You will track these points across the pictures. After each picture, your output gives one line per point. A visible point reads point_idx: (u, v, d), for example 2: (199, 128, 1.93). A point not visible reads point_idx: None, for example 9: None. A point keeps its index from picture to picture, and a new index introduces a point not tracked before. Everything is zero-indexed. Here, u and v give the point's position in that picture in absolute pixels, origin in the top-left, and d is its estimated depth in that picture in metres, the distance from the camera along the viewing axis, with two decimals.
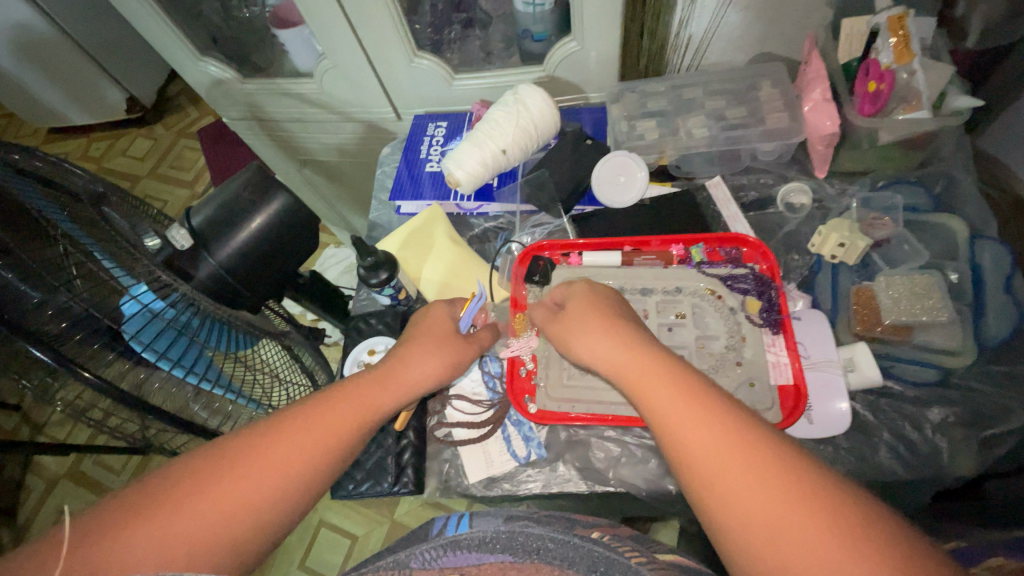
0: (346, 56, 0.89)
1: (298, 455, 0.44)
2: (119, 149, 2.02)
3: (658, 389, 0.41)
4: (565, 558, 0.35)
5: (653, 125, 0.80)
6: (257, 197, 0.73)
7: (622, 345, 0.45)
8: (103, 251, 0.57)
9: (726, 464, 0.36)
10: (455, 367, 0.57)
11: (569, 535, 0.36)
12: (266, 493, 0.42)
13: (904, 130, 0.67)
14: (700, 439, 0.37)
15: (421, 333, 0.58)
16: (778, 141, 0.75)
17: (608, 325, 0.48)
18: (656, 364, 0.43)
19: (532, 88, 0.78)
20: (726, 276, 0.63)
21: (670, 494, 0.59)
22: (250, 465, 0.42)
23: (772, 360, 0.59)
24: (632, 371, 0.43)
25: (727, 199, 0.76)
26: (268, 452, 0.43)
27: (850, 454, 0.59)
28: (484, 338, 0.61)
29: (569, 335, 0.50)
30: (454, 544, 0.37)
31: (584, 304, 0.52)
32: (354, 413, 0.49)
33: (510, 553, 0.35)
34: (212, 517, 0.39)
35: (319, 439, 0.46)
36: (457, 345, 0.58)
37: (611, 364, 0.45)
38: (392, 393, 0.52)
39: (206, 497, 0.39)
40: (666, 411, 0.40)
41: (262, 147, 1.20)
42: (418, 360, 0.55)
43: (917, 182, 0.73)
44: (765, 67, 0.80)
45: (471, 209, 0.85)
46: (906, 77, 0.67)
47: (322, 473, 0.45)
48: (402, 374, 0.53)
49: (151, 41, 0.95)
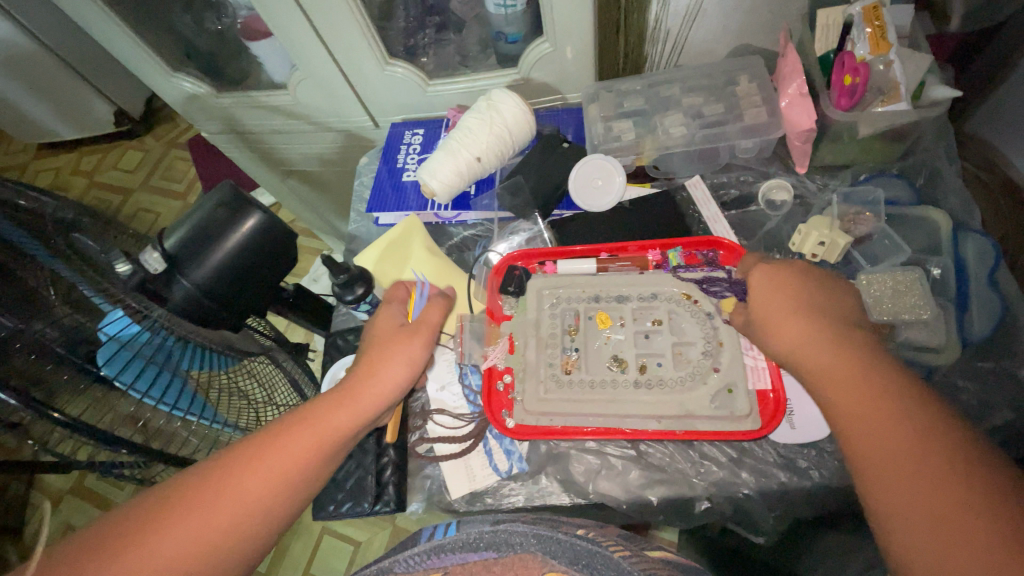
0: (317, 67, 0.87)
1: (260, 480, 0.47)
2: (109, 162, 2.01)
3: (848, 394, 0.43)
4: (548, 550, 0.35)
5: (629, 125, 0.78)
6: (232, 214, 0.68)
7: (813, 334, 0.47)
8: (84, 281, 0.58)
9: (904, 471, 0.38)
10: (414, 364, 0.57)
11: (553, 532, 0.36)
12: (229, 517, 0.44)
13: (883, 122, 0.66)
14: (883, 451, 0.40)
15: (376, 339, 0.58)
16: (756, 137, 0.73)
17: (802, 318, 0.49)
18: (855, 372, 0.44)
19: (505, 93, 0.76)
20: (702, 280, 0.62)
21: (650, 504, 0.59)
22: (218, 489, 0.45)
23: (749, 364, 0.58)
24: (816, 363, 0.46)
25: (707, 199, 0.74)
26: (231, 480, 0.46)
27: (832, 458, 0.57)
28: (432, 317, 0.60)
29: (765, 323, 0.51)
30: (439, 547, 0.36)
31: (775, 290, 0.52)
32: (317, 433, 0.50)
33: (494, 549, 0.36)
34: (177, 544, 0.42)
35: (281, 463, 0.48)
36: (411, 343, 0.57)
37: (789, 354, 0.49)
38: (353, 408, 0.53)
39: (184, 517, 0.43)
40: (850, 415, 0.42)
41: (244, 160, 1.19)
42: (376, 369, 0.55)
43: (899, 174, 0.71)
44: (742, 60, 0.78)
45: (449, 218, 0.84)
46: (883, 69, 0.64)
47: (287, 494, 0.47)
48: (362, 386, 0.54)
49: (122, 59, 0.94)
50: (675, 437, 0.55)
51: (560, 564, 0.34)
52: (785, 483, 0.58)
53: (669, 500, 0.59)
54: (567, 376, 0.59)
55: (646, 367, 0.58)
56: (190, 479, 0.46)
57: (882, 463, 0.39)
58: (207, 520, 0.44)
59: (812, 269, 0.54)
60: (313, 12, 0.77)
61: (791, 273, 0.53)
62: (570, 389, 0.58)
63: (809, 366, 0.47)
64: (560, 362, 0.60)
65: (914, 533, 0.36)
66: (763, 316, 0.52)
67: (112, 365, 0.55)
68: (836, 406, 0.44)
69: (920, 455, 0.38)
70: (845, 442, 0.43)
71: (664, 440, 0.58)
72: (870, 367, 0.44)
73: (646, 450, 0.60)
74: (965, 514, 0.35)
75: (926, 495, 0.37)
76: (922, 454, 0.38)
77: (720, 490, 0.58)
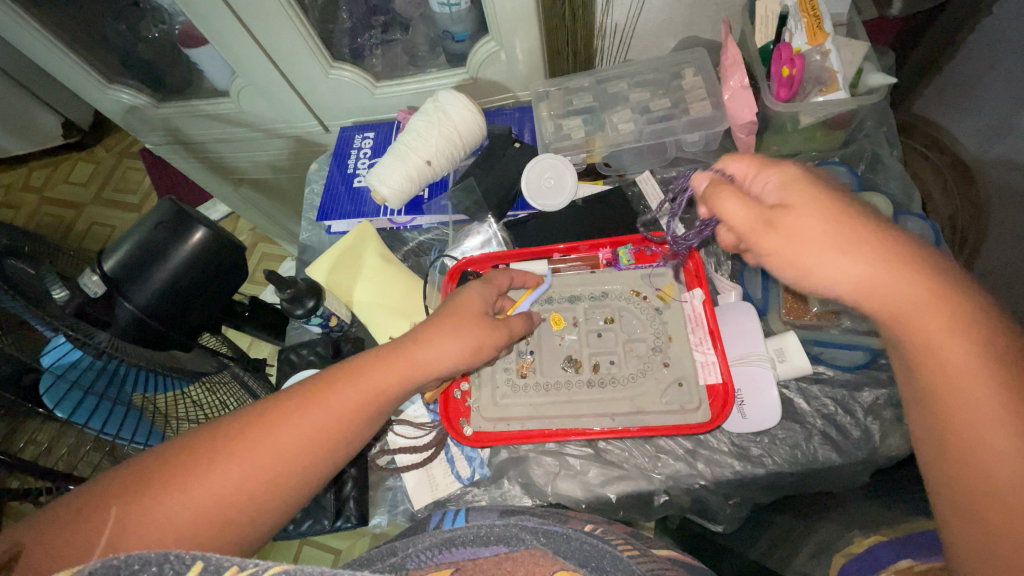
0: (259, 73, 0.85)
1: (296, 437, 0.41)
2: (59, 177, 1.93)
3: (947, 338, 0.34)
4: (558, 549, 0.34)
5: (579, 123, 0.78)
6: (172, 235, 0.67)
7: (888, 261, 0.35)
8: (34, 314, 0.50)
9: (1003, 429, 0.32)
10: (479, 355, 0.51)
11: (564, 530, 0.36)
12: (260, 472, 0.39)
13: (823, 112, 0.67)
14: (956, 395, 0.34)
15: (450, 311, 0.51)
16: (702, 131, 0.74)
17: (853, 242, 0.36)
18: (952, 317, 0.35)
19: (453, 95, 0.75)
20: (649, 275, 0.63)
21: (609, 502, 0.59)
22: (247, 445, 0.40)
23: (699, 359, 0.58)
24: (900, 297, 0.35)
25: (657, 195, 0.75)
26: (263, 432, 0.41)
27: (783, 443, 0.59)
28: (517, 326, 0.55)
29: (808, 240, 0.37)
30: (450, 541, 0.35)
31: (822, 201, 0.38)
32: (360, 392, 0.45)
33: (504, 543, 0.35)
34: (205, 499, 0.37)
35: (321, 419, 0.43)
36: (485, 330, 0.51)
37: (857, 285, 0.36)
38: (402, 374, 0.47)
39: (206, 475, 0.38)
40: (953, 363, 0.34)
41: (193, 170, 1.15)
42: (437, 341, 0.48)
43: (841, 162, 0.73)
44: (686, 53, 0.79)
45: (403, 223, 0.82)
46: (819, 59, 0.66)
47: (321, 457, 0.42)
48: (422, 357, 0.48)
49: (51, 71, 0.89)
50: (629, 435, 0.55)
51: (571, 564, 0.33)
52: (740, 471, 0.59)
53: (629, 496, 0.59)
54: (523, 380, 0.59)
55: (599, 366, 0.59)
56: (219, 431, 0.40)
57: (961, 411, 0.34)
58: (229, 480, 0.38)
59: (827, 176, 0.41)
60: (247, 16, 0.74)
61: (824, 180, 0.40)
62: (526, 392, 0.58)
63: (868, 293, 0.36)
64: (515, 366, 0.60)
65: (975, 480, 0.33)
66: (795, 227, 0.37)
67: (55, 396, 0.49)
68: (912, 337, 0.36)
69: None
70: (928, 390, 0.35)
71: (621, 438, 0.58)
72: (978, 313, 0.35)
73: (605, 447, 0.60)
74: None
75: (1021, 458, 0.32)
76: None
77: (678, 483, 0.59)
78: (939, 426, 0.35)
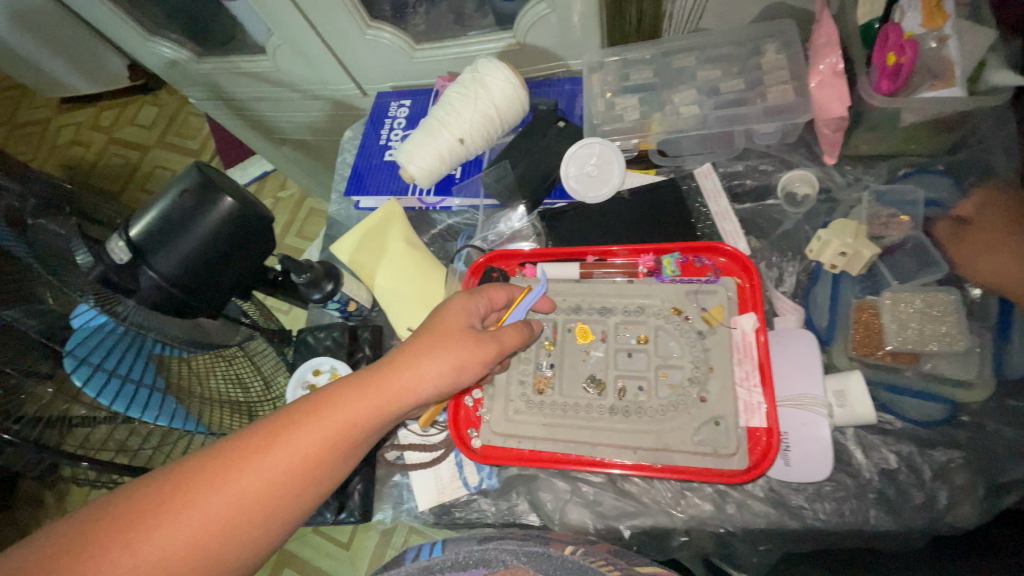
0: (294, 31, 0.80)
1: (261, 478, 0.41)
2: (126, 119, 1.98)
3: None
4: (540, 567, 0.38)
5: (634, 103, 0.69)
6: (198, 203, 0.56)
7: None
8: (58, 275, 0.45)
9: None
10: (461, 375, 0.47)
11: (543, 549, 0.40)
12: (223, 517, 0.39)
13: (931, 110, 0.55)
14: None
15: (428, 330, 0.48)
16: (779, 119, 0.62)
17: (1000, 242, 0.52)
18: None
19: (493, 65, 0.67)
20: (696, 292, 0.55)
21: (622, 538, 0.54)
22: (214, 487, 0.40)
23: (743, 399, 0.51)
24: None
25: (717, 192, 0.66)
26: (227, 474, 0.40)
27: (828, 497, 0.52)
28: (509, 341, 0.51)
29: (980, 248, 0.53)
30: (427, 569, 0.39)
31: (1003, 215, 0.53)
32: (327, 428, 0.43)
33: (484, 566, 0.38)
34: (166, 547, 0.37)
35: (286, 460, 0.42)
36: (470, 349, 0.48)
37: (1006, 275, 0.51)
38: (374, 403, 0.45)
39: (175, 518, 0.38)
40: None
41: (236, 127, 1.14)
42: (413, 366, 0.46)
43: (946, 171, 0.61)
44: (771, 25, 0.66)
45: (433, 204, 0.77)
46: (935, 47, 0.55)
47: (291, 495, 0.42)
48: (399, 384, 0.45)
49: (97, 22, 0.88)
50: (651, 473, 0.50)
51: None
52: (774, 522, 0.52)
53: (644, 532, 0.54)
54: (539, 397, 0.54)
55: (625, 391, 0.53)
56: (185, 472, 0.40)
57: None
58: (194, 524, 0.38)
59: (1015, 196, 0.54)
60: None
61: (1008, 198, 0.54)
62: (541, 411, 0.54)
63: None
64: (532, 381, 0.55)
65: None
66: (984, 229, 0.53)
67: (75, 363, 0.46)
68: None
69: None
70: None
71: (643, 474, 0.53)
72: None
73: (623, 477, 0.55)
74: None
75: None
76: None
77: (701, 525, 0.53)
78: None
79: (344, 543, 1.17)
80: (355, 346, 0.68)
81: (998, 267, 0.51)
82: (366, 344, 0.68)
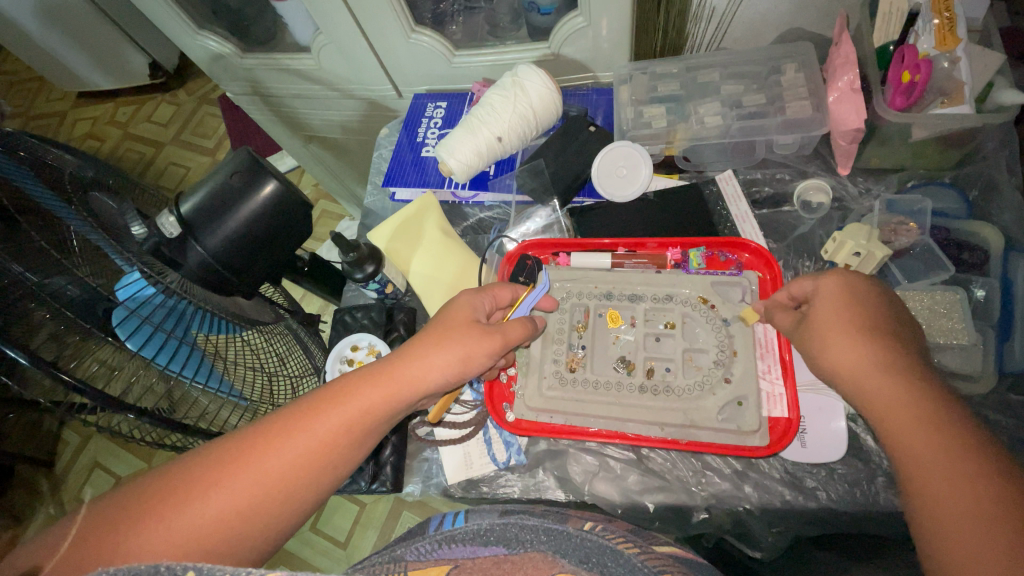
0: (343, 33, 0.84)
1: (284, 458, 0.43)
2: (143, 115, 2.02)
3: (913, 424, 0.38)
4: (560, 548, 0.30)
5: (661, 112, 0.74)
6: (247, 185, 0.56)
7: (877, 363, 0.42)
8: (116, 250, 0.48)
9: (951, 486, 0.35)
10: (469, 364, 0.51)
11: (565, 527, 0.31)
12: (250, 495, 0.41)
13: (941, 126, 0.60)
14: (925, 481, 0.36)
15: (436, 325, 0.52)
16: (797, 132, 0.68)
17: (845, 334, 0.44)
18: (914, 413, 0.39)
19: (532, 70, 0.72)
20: (722, 282, 0.59)
21: (646, 512, 0.57)
22: (238, 467, 0.41)
23: (765, 389, 0.56)
24: (880, 393, 0.41)
25: (738, 196, 0.70)
26: (252, 455, 0.42)
27: (843, 479, 0.55)
28: (513, 334, 0.54)
29: (820, 338, 0.46)
30: (450, 537, 0.31)
31: (844, 314, 0.45)
32: (345, 413, 0.46)
33: (504, 544, 0.30)
34: (194, 525, 0.38)
35: (305, 443, 0.44)
36: (477, 340, 0.51)
37: (853, 378, 0.43)
38: (386, 391, 0.48)
39: (204, 495, 0.39)
40: (905, 434, 0.39)
41: (267, 122, 1.18)
42: (424, 356, 0.50)
43: (951, 184, 0.66)
44: (791, 47, 0.72)
45: (466, 198, 0.82)
46: (948, 66, 0.59)
47: (311, 476, 0.44)
48: (410, 374, 0.49)
49: (150, 14, 0.92)
50: (678, 447, 0.54)
51: (570, 564, 0.29)
52: (790, 501, 0.55)
53: (666, 508, 0.57)
54: (571, 374, 0.58)
55: (654, 371, 0.57)
56: (210, 453, 0.42)
57: (924, 481, 0.36)
58: (220, 500, 0.40)
59: (867, 287, 0.47)
60: None
61: (867, 289, 0.47)
62: (574, 387, 0.57)
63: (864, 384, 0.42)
64: (565, 359, 0.58)
65: (941, 529, 0.34)
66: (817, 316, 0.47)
67: (128, 327, 0.44)
68: (859, 388, 0.43)
69: (972, 495, 0.34)
70: (909, 492, 0.38)
71: (668, 448, 0.57)
72: (941, 423, 0.38)
73: (648, 455, 0.58)
74: (978, 515, 0.33)
75: (950, 486, 0.35)
76: (955, 456, 0.36)
77: (720, 503, 0.56)
78: (911, 503, 0.37)
79: (342, 543, 1.17)
80: (391, 326, 0.70)
81: (838, 355, 0.44)
82: (402, 324, 0.71)
